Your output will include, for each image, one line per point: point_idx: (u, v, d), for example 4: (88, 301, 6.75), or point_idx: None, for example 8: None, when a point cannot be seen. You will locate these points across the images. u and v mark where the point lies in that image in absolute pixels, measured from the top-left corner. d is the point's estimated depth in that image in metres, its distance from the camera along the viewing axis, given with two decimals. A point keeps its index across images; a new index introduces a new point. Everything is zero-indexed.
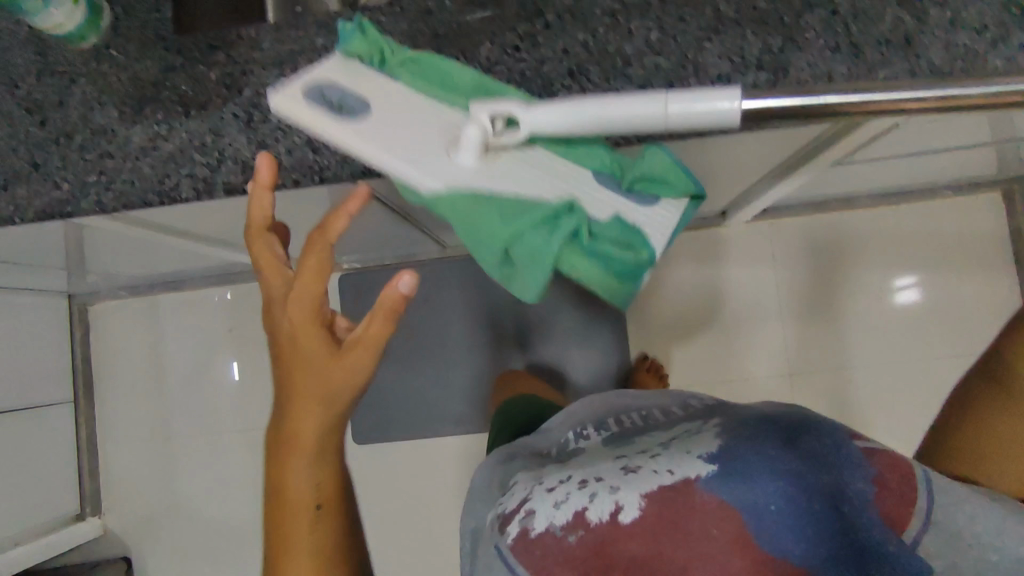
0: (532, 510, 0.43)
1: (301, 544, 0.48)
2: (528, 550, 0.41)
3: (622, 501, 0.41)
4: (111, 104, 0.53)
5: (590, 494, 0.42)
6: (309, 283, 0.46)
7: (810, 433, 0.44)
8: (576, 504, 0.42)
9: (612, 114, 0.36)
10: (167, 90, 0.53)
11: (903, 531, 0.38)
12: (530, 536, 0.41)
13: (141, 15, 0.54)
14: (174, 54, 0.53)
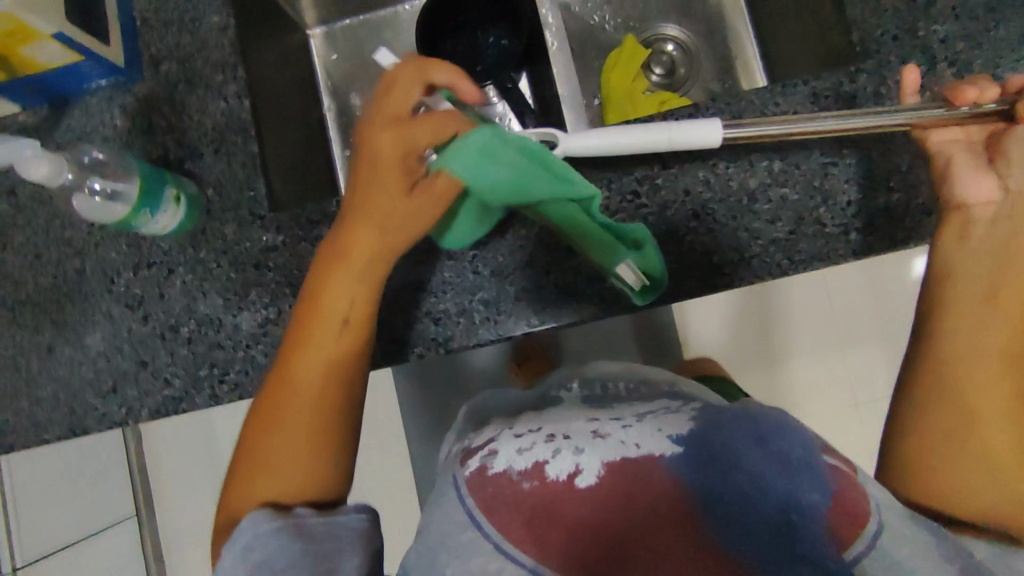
0: (496, 451, 0.46)
1: (289, 414, 0.50)
2: (484, 494, 0.44)
3: (583, 465, 0.43)
4: (215, 292, 0.65)
5: (554, 449, 0.45)
6: (387, 144, 0.52)
7: (777, 436, 0.44)
8: (539, 454, 0.45)
9: (664, 129, 0.55)
10: (268, 274, 0.64)
11: (846, 554, 0.39)
12: (487, 476, 0.44)
13: (234, 196, 0.64)
14: (274, 233, 0.64)
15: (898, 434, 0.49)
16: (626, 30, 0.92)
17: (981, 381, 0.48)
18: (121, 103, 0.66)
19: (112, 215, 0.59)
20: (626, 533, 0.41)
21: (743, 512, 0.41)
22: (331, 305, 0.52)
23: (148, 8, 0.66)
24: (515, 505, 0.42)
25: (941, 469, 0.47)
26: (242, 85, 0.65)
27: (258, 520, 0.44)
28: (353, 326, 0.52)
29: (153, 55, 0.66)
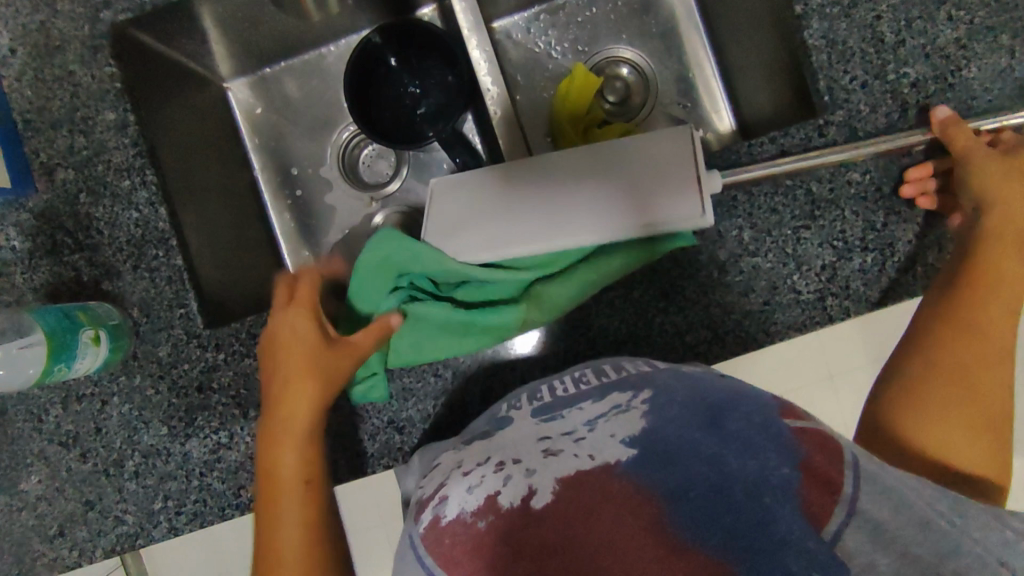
0: (445, 497, 0.45)
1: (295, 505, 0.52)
2: (439, 542, 0.42)
3: (536, 484, 0.42)
4: (158, 422, 0.59)
5: (505, 477, 0.44)
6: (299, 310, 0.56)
7: (731, 413, 0.44)
8: (489, 488, 0.43)
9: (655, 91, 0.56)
10: (213, 395, 0.59)
11: (824, 529, 0.36)
12: (441, 526, 0.43)
13: (163, 315, 0.59)
14: (214, 351, 0.59)
15: (901, 378, 0.55)
16: (576, 56, 0.80)
17: (969, 359, 0.53)
18: (17, 221, 0.59)
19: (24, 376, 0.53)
20: (593, 543, 0.38)
21: (724, 512, 0.38)
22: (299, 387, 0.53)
23: (27, 107, 0.59)
24: (471, 549, 0.40)
25: (923, 416, 0.52)
26: (155, 193, 0.59)
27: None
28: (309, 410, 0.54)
29: (43, 162, 0.59)
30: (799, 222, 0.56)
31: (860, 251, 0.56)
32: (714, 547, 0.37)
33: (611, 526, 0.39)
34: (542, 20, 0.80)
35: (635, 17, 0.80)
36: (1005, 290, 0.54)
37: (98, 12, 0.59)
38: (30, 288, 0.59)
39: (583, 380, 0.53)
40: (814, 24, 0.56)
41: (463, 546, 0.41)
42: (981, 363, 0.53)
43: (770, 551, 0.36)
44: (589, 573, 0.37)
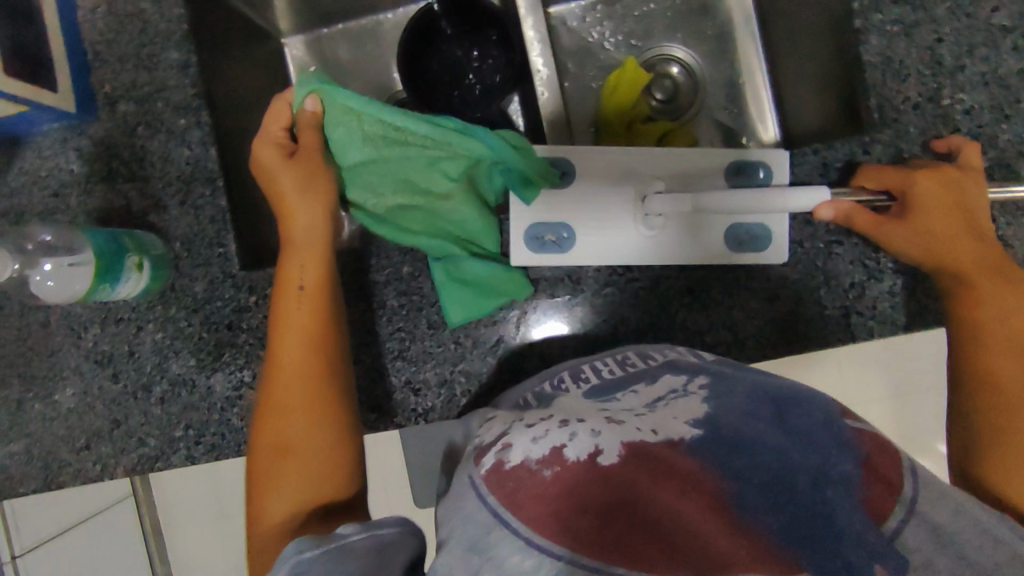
0: (510, 444, 0.42)
1: (294, 424, 0.51)
2: (505, 483, 0.40)
3: (602, 443, 0.40)
4: (187, 353, 0.62)
5: (570, 432, 0.41)
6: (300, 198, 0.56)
7: (793, 414, 0.43)
8: (554, 439, 0.41)
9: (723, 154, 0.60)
10: (242, 335, 0.61)
11: (882, 523, 0.36)
12: (505, 468, 0.40)
13: (202, 252, 0.61)
14: (247, 293, 0.61)
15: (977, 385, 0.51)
16: (628, 49, 0.81)
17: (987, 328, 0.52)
18: (77, 146, 0.62)
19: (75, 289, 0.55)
20: (657, 508, 0.37)
21: (793, 500, 0.37)
22: (298, 302, 0.53)
23: (98, 39, 0.62)
24: (537, 493, 0.38)
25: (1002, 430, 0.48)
26: (208, 134, 0.61)
27: (291, 548, 0.42)
28: (324, 315, 0.54)
29: (108, 93, 0.62)
30: (832, 236, 0.58)
31: (890, 273, 0.57)
32: (774, 532, 0.36)
33: (678, 497, 0.38)
34: (597, 8, 0.80)
35: (691, 17, 0.80)
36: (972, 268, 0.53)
37: None
38: (83, 212, 0.62)
39: (628, 362, 0.53)
40: (871, 42, 0.56)
41: (524, 486, 0.39)
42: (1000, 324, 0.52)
43: (829, 538, 0.35)
44: (660, 543, 0.36)
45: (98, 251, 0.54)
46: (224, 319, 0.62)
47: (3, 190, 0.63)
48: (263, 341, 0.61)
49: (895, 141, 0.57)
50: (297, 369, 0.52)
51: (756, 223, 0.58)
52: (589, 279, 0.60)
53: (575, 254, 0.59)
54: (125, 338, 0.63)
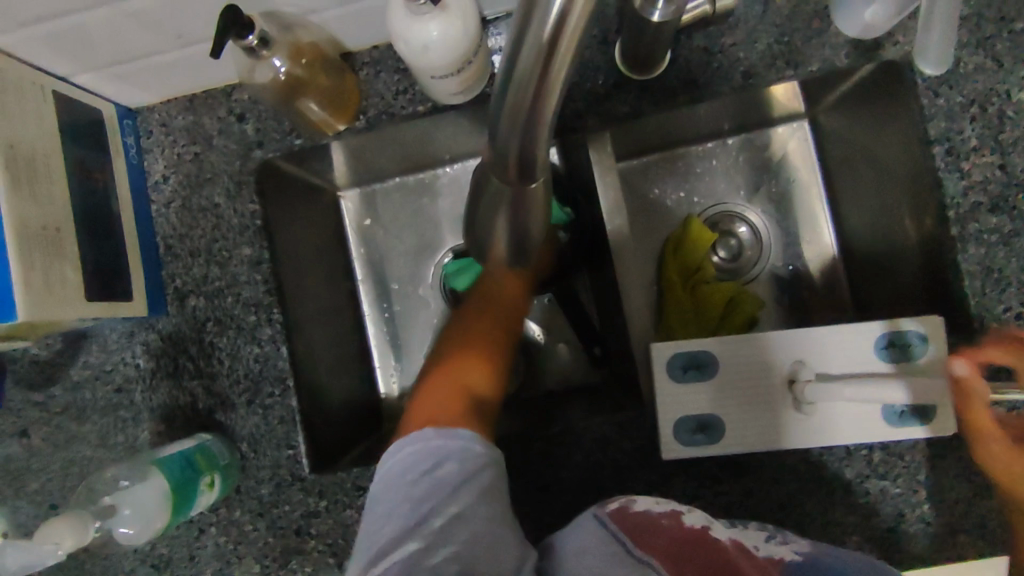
0: (638, 498, 0.44)
1: (428, 397, 0.51)
2: (627, 520, 0.42)
3: (715, 526, 0.43)
4: (250, 559, 0.59)
5: (694, 508, 0.44)
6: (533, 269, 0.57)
7: (839, 547, 0.43)
8: (677, 505, 0.44)
9: (909, 327, 0.54)
10: (310, 541, 0.58)
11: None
12: (631, 510, 0.42)
13: (270, 453, 0.59)
14: (316, 497, 0.58)
15: None
16: (690, 206, 0.80)
17: None
18: (144, 340, 0.60)
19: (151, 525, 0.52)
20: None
21: None
22: (485, 316, 0.57)
23: (171, 233, 0.60)
24: (652, 530, 0.41)
25: None
26: (279, 331, 0.59)
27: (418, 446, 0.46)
28: (502, 318, 0.57)
29: (178, 287, 0.60)
30: (935, 449, 0.54)
31: (1001, 489, 0.54)
32: None
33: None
34: (658, 165, 0.80)
35: (755, 174, 0.79)
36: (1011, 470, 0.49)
37: (251, 150, 0.60)
38: (148, 407, 0.60)
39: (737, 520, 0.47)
40: (967, 253, 0.54)
41: (645, 530, 0.41)
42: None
43: None
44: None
45: (172, 483, 0.52)
46: (291, 524, 0.59)
47: (67, 385, 0.61)
48: (328, 546, 0.58)
49: None
50: (464, 355, 0.54)
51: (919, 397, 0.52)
52: (679, 488, 0.56)
53: (725, 444, 0.54)
54: (186, 542, 0.60)
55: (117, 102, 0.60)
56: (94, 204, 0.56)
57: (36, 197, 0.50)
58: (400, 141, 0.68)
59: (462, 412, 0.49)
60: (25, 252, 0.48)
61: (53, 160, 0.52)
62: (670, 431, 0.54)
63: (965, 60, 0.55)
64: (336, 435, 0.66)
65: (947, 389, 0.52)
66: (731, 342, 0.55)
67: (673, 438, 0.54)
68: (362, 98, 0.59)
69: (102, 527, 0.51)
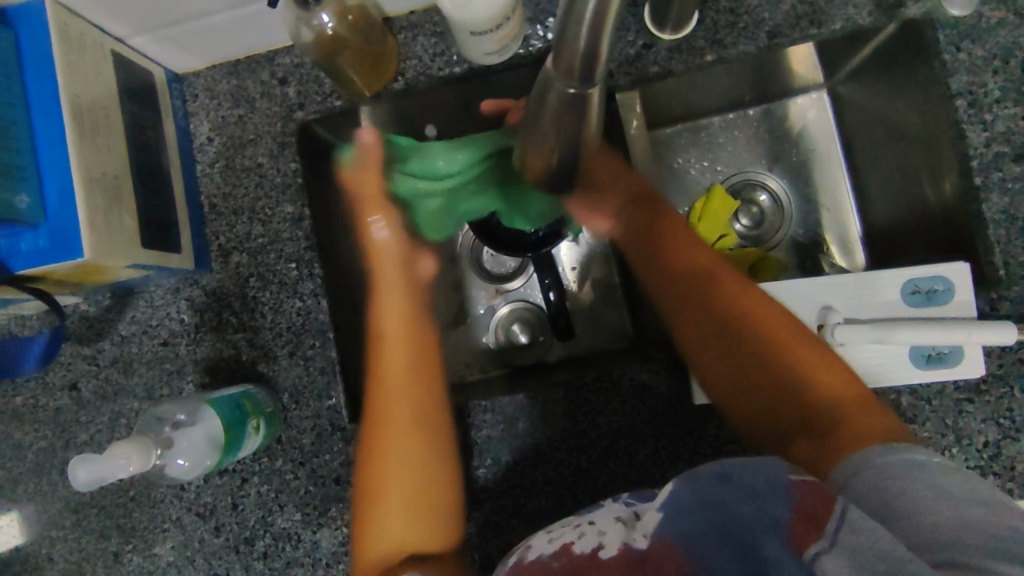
0: (530, 545, 0.46)
1: (377, 459, 0.57)
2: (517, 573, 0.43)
3: (605, 540, 0.42)
4: (292, 507, 0.61)
5: (580, 531, 0.44)
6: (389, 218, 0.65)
7: (742, 469, 0.42)
8: (565, 538, 0.44)
9: (934, 274, 0.55)
10: (350, 488, 0.60)
11: (804, 552, 0.35)
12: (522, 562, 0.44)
13: (312, 403, 0.61)
14: (356, 446, 0.60)
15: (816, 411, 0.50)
16: (713, 175, 0.82)
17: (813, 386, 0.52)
18: (189, 296, 0.63)
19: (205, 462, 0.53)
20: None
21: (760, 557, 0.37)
22: (386, 380, 0.60)
23: (215, 192, 0.63)
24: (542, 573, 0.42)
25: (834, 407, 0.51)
26: (320, 286, 0.61)
27: None
28: (418, 369, 0.61)
29: (222, 244, 0.63)
30: (962, 394, 0.55)
31: None
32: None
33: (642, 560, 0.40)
34: (680, 136, 0.81)
35: (776, 143, 0.81)
36: (846, 397, 0.50)
37: (292, 111, 0.62)
38: (193, 360, 0.62)
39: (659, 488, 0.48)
40: (992, 203, 0.56)
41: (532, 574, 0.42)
42: (847, 440, 0.46)
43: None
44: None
45: (224, 423, 0.54)
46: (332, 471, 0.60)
47: (114, 339, 0.63)
48: None
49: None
50: (404, 417, 0.58)
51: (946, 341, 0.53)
52: (711, 435, 0.58)
53: None
54: (230, 490, 0.61)
55: (164, 65, 0.63)
56: (145, 161, 0.58)
57: (99, 145, 0.52)
58: (433, 108, 0.70)
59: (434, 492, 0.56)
60: (90, 197, 0.50)
61: (110, 115, 0.54)
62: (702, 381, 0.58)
63: (988, 15, 0.57)
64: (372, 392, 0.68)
65: (978, 334, 0.52)
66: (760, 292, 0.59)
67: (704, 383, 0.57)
68: (399, 61, 0.61)
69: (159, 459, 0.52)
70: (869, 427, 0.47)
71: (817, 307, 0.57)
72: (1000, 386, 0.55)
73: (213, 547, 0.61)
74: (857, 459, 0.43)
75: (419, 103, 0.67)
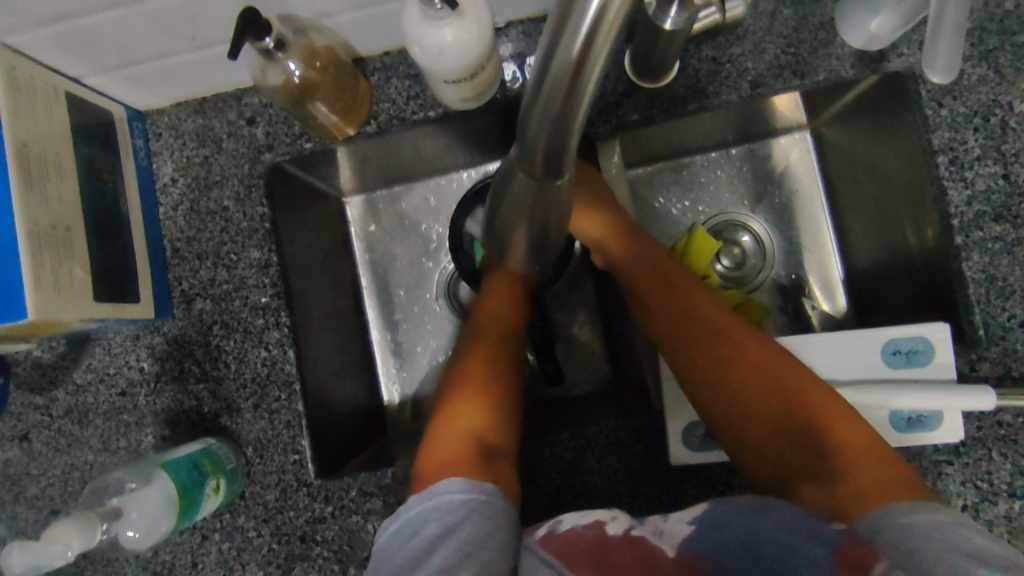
0: (560, 518, 0.44)
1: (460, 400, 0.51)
2: (551, 544, 0.42)
3: (636, 530, 0.43)
4: (254, 566, 0.58)
5: (613, 515, 0.44)
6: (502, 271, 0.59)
7: (778, 504, 0.43)
8: (598, 516, 0.44)
9: (909, 335, 0.55)
10: (315, 548, 0.58)
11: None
12: (554, 531, 0.43)
13: (277, 458, 0.58)
14: (322, 503, 0.58)
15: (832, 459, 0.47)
16: (694, 215, 0.81)
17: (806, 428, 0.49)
18: (149, 344, 0.60)
19: (158, 529, 0.51)
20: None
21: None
22: (478, 365, 0.54)
23: (178, 236, 0.60)
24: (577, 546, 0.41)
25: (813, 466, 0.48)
26: (286, 335, 0.59)
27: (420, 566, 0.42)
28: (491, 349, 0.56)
29: (184, 291, 0.60)
30: (942, 455, 0.54)
31: (1005, 494, 0.54)
32: None
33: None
34: (661, 174, 0.80)
35: (759, 184, 0.80)
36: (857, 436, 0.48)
37: (260, 153, 0.60)
38: (152, 411, 0.60)
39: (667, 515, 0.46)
40: (972, 263, 0.55)
41: (566, 547, 0.41)
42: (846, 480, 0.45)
43: None
44: None
45: (179, 487, 0.51)
46: (296, 528, 0.58)
47: (69, 388, 0.60)
48: (333, 552, 0.57)
49: (1003, 359, 0.55)
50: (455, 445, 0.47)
51: (924, 405, 0.52)
52: (687, 496, 0.57)
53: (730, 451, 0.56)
54: (189, 548, 0.59)
55: (126, 103, 0.60)
56: (101, 206, 0.55)
57: (50, 195, 0.50)
58: (409, 149, 0.68)
59: (468, 463, 0.45)
60: (35, 252, 0.47)
61: (64, 160, 0.52)
62: (678, 442, 0.56)
63: (968, 72, 0.56)
64: (343, 442, 0.65)
65: (955, 399, 0.52)
66: None
67: (678, 446, 0.56)
68: (372, 103, 0.60)
69: (106, 529, 0.50)
70: (878, 474, 0.45)
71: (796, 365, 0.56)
72: (979, 447, 0.54)
73: None
74: (880, 512, 0.42)
75: (393, 143, 0.65)
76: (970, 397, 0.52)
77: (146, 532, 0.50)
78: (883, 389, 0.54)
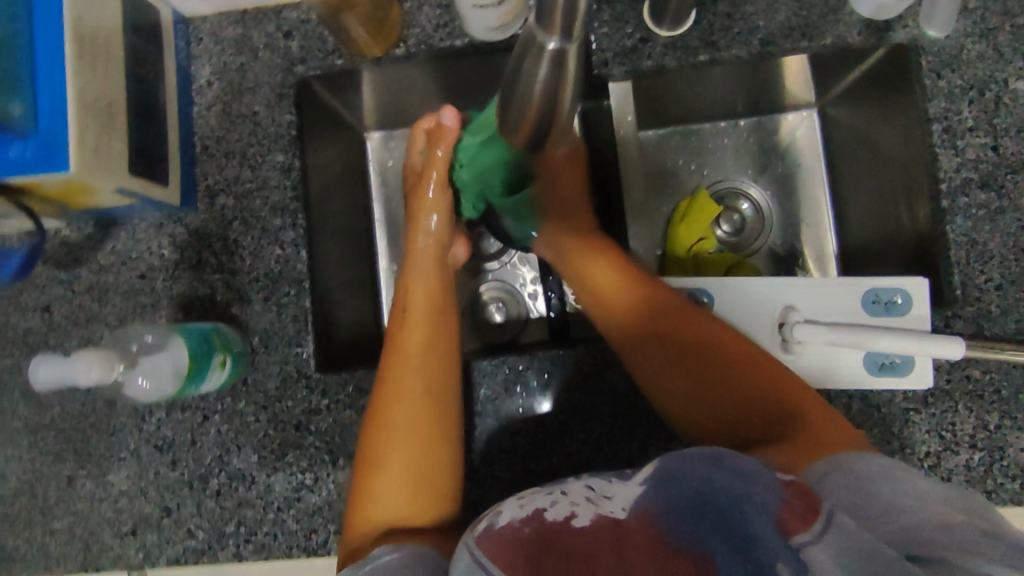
0: (499, 509, 0.40)
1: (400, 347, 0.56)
2: (490, 543, 0.37)
3: (579, 510, 0.38)
4: (249, 449, 0.61)
5: (553, 498, 0.40)
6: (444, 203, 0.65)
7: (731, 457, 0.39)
8: (538, 502, 0.40)
9: (885, 285, 0.58)
10: (309, 437, 0.61)
11: (791, 537, 0.34)
12: (493, 529, 0.38)
13: (280, 349, 0.62)
14: (319, 395, 0.61)
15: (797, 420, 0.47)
16: (699, 180, 0.84)
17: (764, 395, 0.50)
18: (171, 233, 0.64)
19: (164, 387, 0.54)
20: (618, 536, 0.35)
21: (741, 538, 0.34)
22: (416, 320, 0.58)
23: (209, 134, 0.64)
24: (514, 541, 0.37)
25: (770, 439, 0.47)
26: (301, 235, 0.63)
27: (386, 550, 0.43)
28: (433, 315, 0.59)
29: (209, 186, 0.64)
30: (910, 403, 0.57)
31: (967, 446, 0.56)
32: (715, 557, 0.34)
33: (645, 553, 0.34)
34: (670, 138, 0.84)
35: (764, 156, 0.83)
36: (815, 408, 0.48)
37: (293, 65, 0.64)
38: (167, 295, 0.63)
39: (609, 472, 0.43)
40: (955, 226, 0.58)
41: (505, 547, 0.37)
42: (827, 439, 0.44)
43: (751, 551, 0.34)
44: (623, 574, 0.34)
45: (191, 351, 0.55)
46: (293, 417, 0.61)
47: (93, 267, 0.64)
48: (325, 441, 0.61)
49: (977, 319, 0.58)
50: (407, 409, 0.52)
51: (894, 347, 0.55)
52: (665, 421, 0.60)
53: None
54: (190, 426, 0.62)
55: (173, 6, 0.64)
56: (142, 94, 0.59)
57: (99, 71, 0.54)
58: (434, 82, 0.71)
59: (425, 426, 0.51)
60: (80, 119, 0.51)
61: (113, 43, 0.56)
62: None
63: (968, 49, 0.59)
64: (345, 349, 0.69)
65: (924, 340, 0.55)
66: (724, 284, 0.60)
67: None
68: (403, 28, 0.63)
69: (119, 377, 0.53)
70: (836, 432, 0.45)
71: (778, 306, 0.59)
72: (945, 400, 0.57)
73: (165, 480, 0.62)
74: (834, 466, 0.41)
75: (419, 72, 0.68)
76: (940, 340, 0.54)
77: (154, 385, 0.54)
78: (857, 330, 0.57)
